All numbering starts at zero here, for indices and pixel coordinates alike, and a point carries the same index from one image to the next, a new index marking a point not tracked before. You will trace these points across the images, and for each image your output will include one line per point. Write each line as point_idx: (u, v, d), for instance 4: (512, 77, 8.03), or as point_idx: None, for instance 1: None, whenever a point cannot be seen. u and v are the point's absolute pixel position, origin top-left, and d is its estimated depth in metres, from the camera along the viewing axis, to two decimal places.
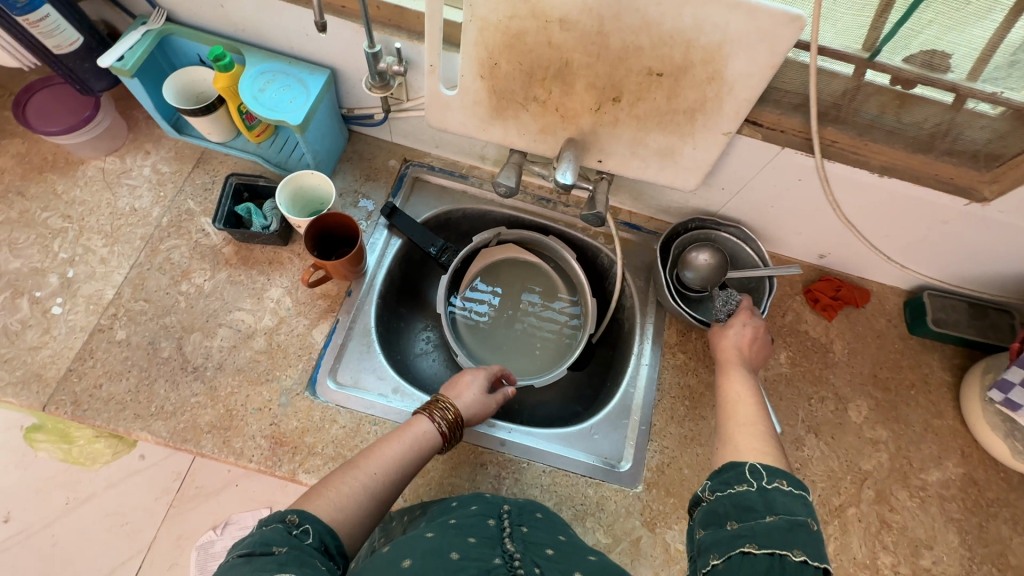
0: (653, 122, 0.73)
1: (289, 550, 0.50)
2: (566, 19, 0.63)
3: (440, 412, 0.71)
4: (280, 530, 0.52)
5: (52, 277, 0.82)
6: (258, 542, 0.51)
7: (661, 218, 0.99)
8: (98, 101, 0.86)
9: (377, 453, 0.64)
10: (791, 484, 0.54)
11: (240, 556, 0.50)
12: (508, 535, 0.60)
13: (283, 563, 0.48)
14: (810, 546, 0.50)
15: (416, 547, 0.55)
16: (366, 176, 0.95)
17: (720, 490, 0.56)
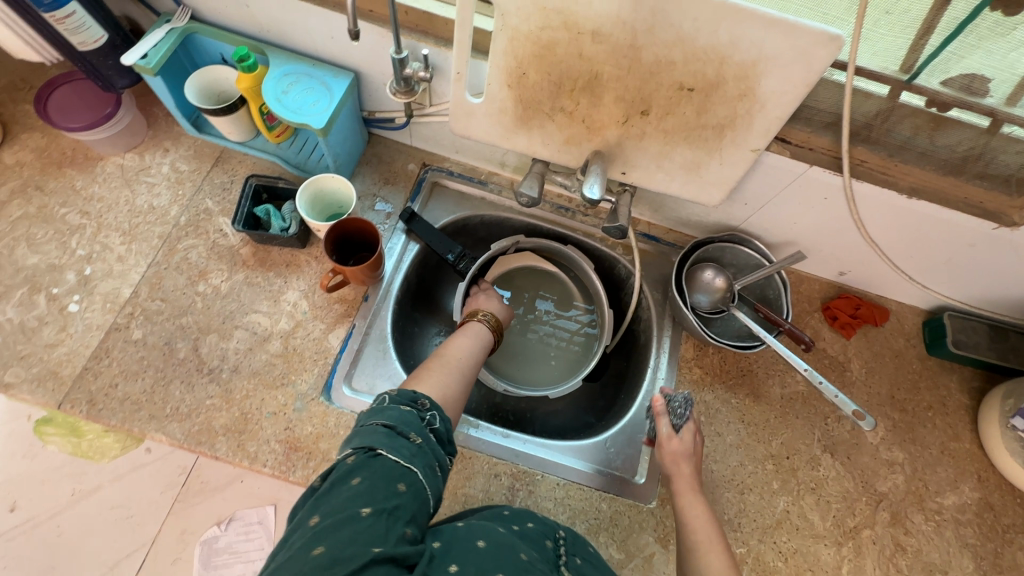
0: (680, 136, 0.72)
1: (421, 442, 0.57)
2: (599, 32, 0.62)
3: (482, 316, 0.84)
4: (417, 418, 0.59)
5: (69, 274, 0.82)
6: (401, 421, 0.57)
7: (680, 230, 0.98)
8: (120, 98, 0.85)
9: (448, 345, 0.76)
10: None
11: (382, 426, 0.57)
12: (564, 563, 0.62)
13: (414, 457, 0.55)
14: None
15: (490, 536, 0.59)
16: (385, 179, 0.94)
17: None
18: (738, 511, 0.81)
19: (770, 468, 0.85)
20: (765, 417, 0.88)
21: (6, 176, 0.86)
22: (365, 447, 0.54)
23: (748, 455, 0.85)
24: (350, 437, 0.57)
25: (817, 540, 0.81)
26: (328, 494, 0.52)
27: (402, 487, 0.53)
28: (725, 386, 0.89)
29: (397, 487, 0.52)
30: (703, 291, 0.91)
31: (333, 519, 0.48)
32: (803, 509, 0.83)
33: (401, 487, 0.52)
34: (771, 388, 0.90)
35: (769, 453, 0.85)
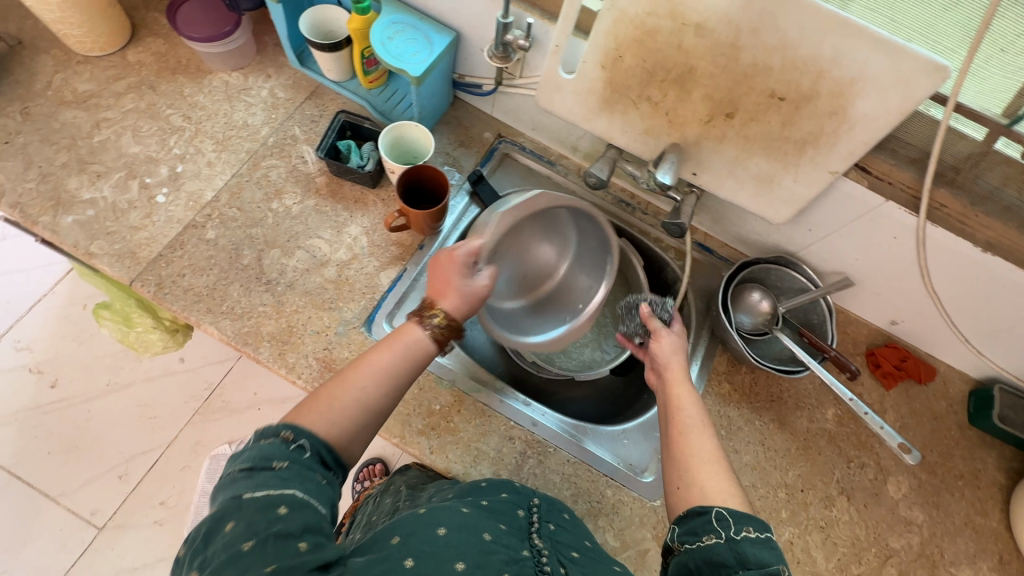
0: (760, 145, 0.72)
1: (290, 466, 0.51)
2: (703, 25, 0.64)
3: (432, 324, 0.67)
4: (278, 447, 0.53)
5: (162, 167, 0.88)
6: (259, 457, 0.51)
7: (734, 246, 0.97)
8: (240, 19, 0.91)
9: (368, 364, 0.62)
10: (758, 531, 0.51)
11: (241, 471, 0.51)
12: (535, 531, 0.63)
13: (286, 483, 0.50)
14: None
15: (452, 516, 0.59)
16: (459, 142, 0.98)
17: (691, 541, 0.53)
18: None
19: (781, 496, 0.83)
20: (785, 446, 0.86)
21: (126, 71, 0.94)
22: (227, 498, 0.49)
23: (762, 479, 0.84)
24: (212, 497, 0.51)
25: None
26: (203, 546, 0.47)
27: (285, 509, 0.48)
28: (751, 406, 0.88)
29: (277, 512, 0.48)
30: (747, 312, 0.90)
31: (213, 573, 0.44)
32: (808, 544, 0.81)
33: (283, 511, 0.48)
34: (798, 419, 0.88)
35: (783, 482, 0.84)
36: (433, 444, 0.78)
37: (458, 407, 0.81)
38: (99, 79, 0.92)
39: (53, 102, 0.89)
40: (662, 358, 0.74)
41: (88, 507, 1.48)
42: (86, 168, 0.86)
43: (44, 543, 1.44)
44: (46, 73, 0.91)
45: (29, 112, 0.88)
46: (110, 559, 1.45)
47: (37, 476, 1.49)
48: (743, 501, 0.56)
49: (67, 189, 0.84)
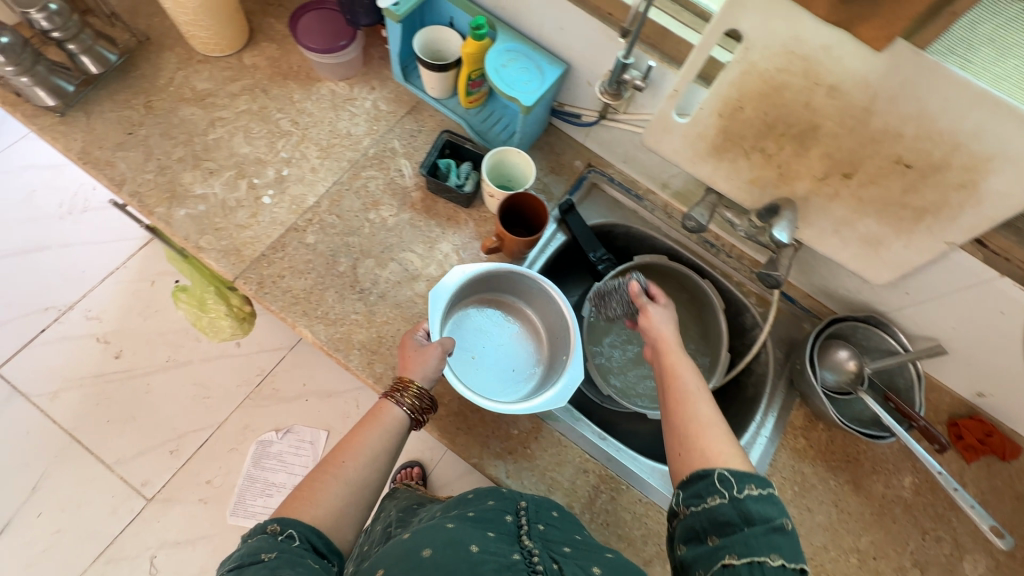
0: (874, 208, 0.72)
1: (278, 555, 0.54)
2: (837, 87, 0.63)
3: (401, 397, 0.73)
4: (267, 539, 0.57)
5: (269, 169, 0.91)
6: (247, 554, 0.55)
7: (818, 299, 0.96)
8: (356, 34, 0.94)
9: (355, 446, 0.68)
10: (759, 486, 0.52)
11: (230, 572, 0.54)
12: (526, 534, 0.64)
13: (275, 570, 0.53)
14: (788, 548, 0.49)
15: (437, 536, 0.59)
16: (550, 168, 0.99)
17: (694, 504, 0.53)
18: None
19: (852, 561, 0.82)
20: (859, 510, 0.85)
21: (241, 73, 0.98)
22: None
23: (833, 540, 0.82)
24: None
25: None
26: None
27: None
28: (827, 465, 0.86)
29: None
30: (831, 369, 0.89)
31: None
32: None
33: None
34: (874, 483, 0.86)
35: (854, 547, 0.82)
36: (510, 468, 0.80)
37: (536, 434, 0.82)
38: (216, 79, 0.97)
39: (173, 97, 0.94)
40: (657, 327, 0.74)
41: (139, 478, 1.53)
42: (200, 164, 0.90)
43: (95, 508, 1.50)
44: (169, 69, 0.96)
45: (151, 106, 0.92)
46: (155, 531, 1.49)
47: (95, 442, 1.55)
48: (745, 455, 0.56)
49: (182, 183, 0.88)
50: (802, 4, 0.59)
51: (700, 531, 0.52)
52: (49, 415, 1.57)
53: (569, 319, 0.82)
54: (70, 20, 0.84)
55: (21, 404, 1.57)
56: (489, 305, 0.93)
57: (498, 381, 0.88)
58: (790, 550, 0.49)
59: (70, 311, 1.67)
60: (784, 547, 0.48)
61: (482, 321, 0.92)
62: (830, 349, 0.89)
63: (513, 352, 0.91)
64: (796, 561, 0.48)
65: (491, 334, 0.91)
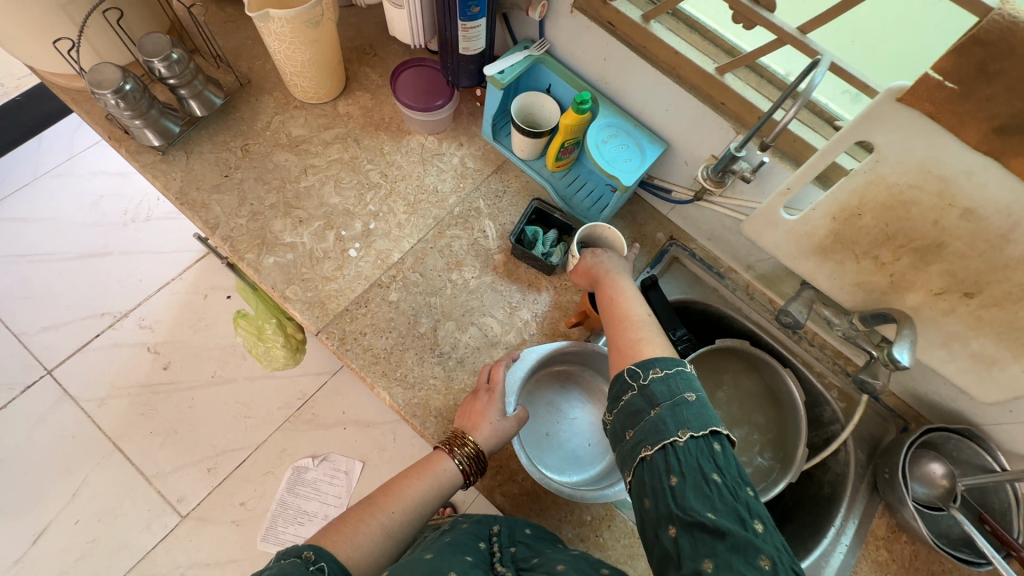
0: (993, 329, 0.68)
1: None
2: (973, 211, 0.61)
3: (460, 453, 0.73)
4: (300, 565, 0.53)
5: (357, 222, 0.92)
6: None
7: (906, 401, 0.92)
8: (454, 95, 0.95)
9: (402, 495, 0.68)
10: (662, 367, 0.58)
11: None
12: (498, 560, 0.63)
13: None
14: (695, 419, 0.54)
15: (416, 569, 0.56)
16: (633, 239, 0.98)
17: (615, 406, 0.60)
18: None
19: None
20: None
21: (335, 121, 0.99)
22: None
23: None
24: None
25: None
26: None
27: None
28: None
29: None
30: (922, 482, 0.85)
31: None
32: None
33: None
34: None
35: None
36: None
37: (609, 522, 0.79)
38: (311, 126, 0.98)
39: (269, 142, 0.96)
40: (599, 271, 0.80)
41: (175, 494, 1.54)
42: (291, 212, 0.91)
43: (130, 520, 1.50)
44: (267, 114, 0.98)
45: (247, 149, 0.94)
46: (186, 550, 1.49)
47: (136, 453, 1.57)
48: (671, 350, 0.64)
49: (272, 230, 0.89)
50: (950, 129, 0.57)
51: (623, 429, 0.58)
52: (96, 421, 1.59)
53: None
54: (187, 68, 0.86)
55: (70, 409, 1.59)
56: (558, 379, 0.90)
57: (573, 457, 0.84)
58: (697, 420, 0.54)
59: (125, 318, 1.71)
60: (691, 421, 0.54)
61: (552, 397, 0.89)
62: (918, 459, 0.86)
63: (585, 428, 0.88)
64: (702, 428, 0.53)
65: (562, 409, 0.88)
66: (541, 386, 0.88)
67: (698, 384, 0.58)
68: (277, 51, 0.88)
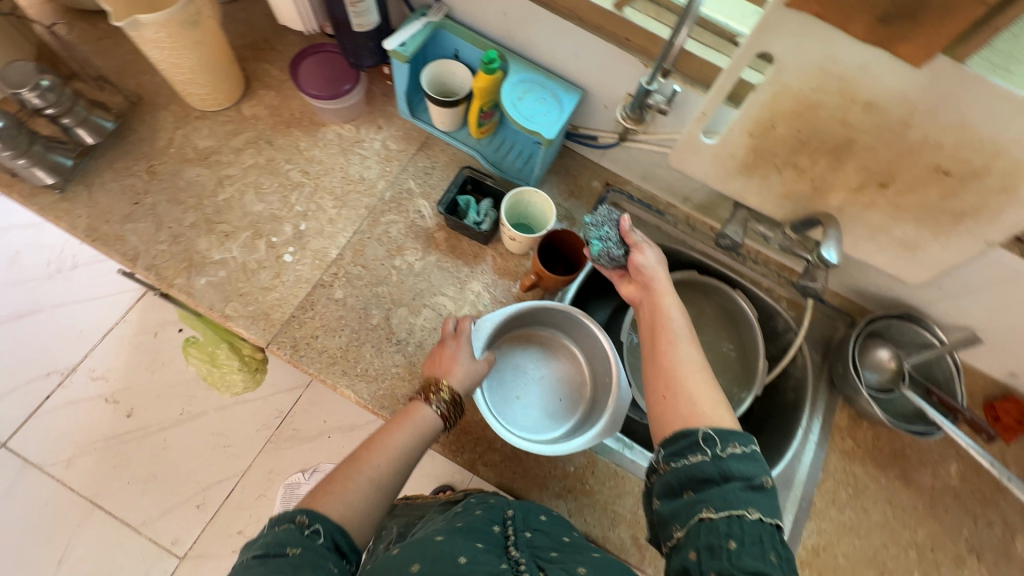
0: (911, 213, 0.72)
1: (303, 553, 0.51)
2: (874, 103, 0.63)
3: (437, 399, 0.71)
4: (294, 531, 0.53)
5: (286, 225, 0.89)
6: (273, 543, 0.52)
7: (849, 298, 0.96)
8: (360, 76, 0.91)
9: (386, 446, 0.66)
10: (742, 446, 0.54)
11: (251, 557, 0.51)
12: (512, 543, 0.63)
13: (297, 568, 0.49)
14: (764, 505, 0.51)
15: (426, 552, 0.57)
16: (569, 192, 0.98)
17: (676, 461, 0.55)
18: None
19: (912, 555, 0.83)
20: (912, 503, 0.86)
21: (243, 126, 0.94)
22: None
23: (892, 538, 0.83)
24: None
25: None
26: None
27: None
28: (876, 463, 0.87)
29: None
30: (873, 368, 0.90)
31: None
32: None
33: None
34: (923, 476, 0.87)
35: (913, 541, 0.84)
36: (570, 506, 0.79)
37: (592, 469, 0.82)
38: (218, 134, 0.93)
39: (176, 159, 0.90)
40: (648, 270, 0.73)
41: (169, 537, 1.50)
42: (214, 228, 0.87)
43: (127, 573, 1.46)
44: (167, 130, 0.92)
45: (154, 171, 0.89)
46: None
47: (118, 505, 1.51)
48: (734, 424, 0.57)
49: (198, 250, 0.85)
50: (839, 26, 0.57)
51: (679, 484, 0.54)
52: (67, 483, 1.52)
53: (608, 344, 0.80)
54: (63, 94, 0.82)
55: (36, 476, 1.52)
56: (522, 342, 0.91)
57: (545, 417, 0.86)
58: (765, 503, 0.51)
59: (74, 374, 1.62)
60: (760, 502, 0.51)
61: (517, 360, 0.89)
62: (867, 349, 0.91)
63: (553, 385, 0.89)
64: (770, 516, 0.51)
65: (530, 371, 0.89)
66: (505, 351, 0.89)
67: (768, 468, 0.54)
68: (159, 60, 0.82)
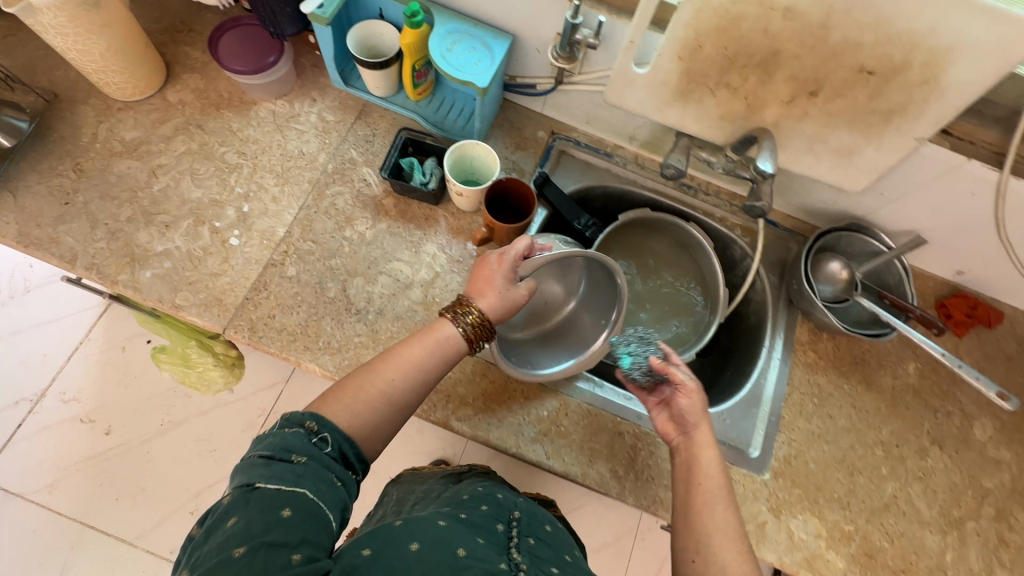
0: (843, 119, 0.73)
1: (307, 463, 0.55)
2: (792, 9, 0.63)
3: (462, 320, 0.70)
4: (301, 439, 0.56)
5: (228, 209, 0.86)
6: (280, 447, 0.55)
7: (800, 218, 0.98)
8: (284, 46, 0.88)
9: (402, 360, 0.66)
10: None
11: (260, 456, 0.54)
12: (514, 545, 0.63)
13: (298, 479, 0.53)
14: None
15: (428, 533, 0.57)
16: (515, 145, 0.97)
17: None
18: (848, 491, 0.83)
19: (879, 454, 0.86)
20: (875, 405, 0.89)
21: (169, 113, 0.91)
22: (243, 484, 0.53)
23: (859, 439, 0.87)
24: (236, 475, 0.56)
25: (923, 526, 0.83)
26: (205, 541, 0.50)
27: (286, 512, 0.50)
28: (838, 372, 0.90)
29: (281, 513, 0.50)
30: (827, 282, 0.92)
31: (204, 566, 0.46)
32: (910, 495, 0.85)
33: (285, 513, 0.50)
34: (883, 378, 0.91)
35: (879, 440, 0.87)
36: (548, 449, 0.80)
37: (565, 411, 0.83)
38: (145, 124, 0.90)
39: (103, 154, 0.87)
40: (691, 415, 0.71)
41: (167, 546, 1.49)
42: (153, 220, 0.84)
43: None
44: (89, 125, 0.88)
45: (81, 168, 0.85)
46: None
47: (109, 523, 1.49)
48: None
49: (139, 243, 0.83)
50: None
51: None
52: (53, 508, 1.49)
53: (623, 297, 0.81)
54: None
55: (20, 505, 1.49)
56: None
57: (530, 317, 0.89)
58: None
59: (44, 399, 1.58)
60: None
61: None
62: (818, 263, 0.93)
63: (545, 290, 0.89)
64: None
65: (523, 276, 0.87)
66: None
67: None
68: (66, 48, 0.79)
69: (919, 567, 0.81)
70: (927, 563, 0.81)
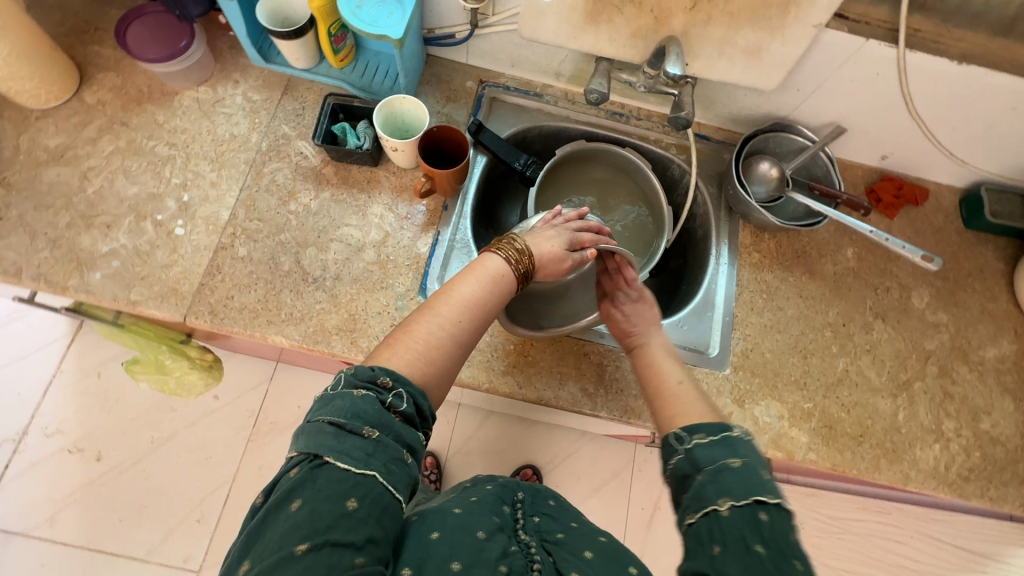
0: (746, 18, 0.76)
1: (380, 437, 0.52)
2: None
3: (509, 252, 0.71)
4: (373, 406, 0.53)
5: (169, 201, 0.86)
6: (351, 415, 0.52)
7: (729, 129, 1.02)
8: (194, 30, 0.88)
9: (456, 299, 0.66)
10: (709, 434, 0.58)
11: (331, 423, 0.52)
12: (521, 527, 0.63)
13: (370, 458, 0.51)
14: (737, 484, 0.53)
15: (444, 521, 0.58)
16: (446, 98, 0.98)
17: (666, 470, 0.60)
18: (804, 373, 0.89)
19: (828, 334, 0.92)
20: (820, 291, 0.95)
21: (90, 115, 0.90)
22: (310, 455, 0.51)
23: (808, 324, 0.92)
24: (298, 436, 0.53)
25: (875, 393, 0.89)
26: (269, 518, 0.49)
27: (352, 503, 0.49)
28: (783, 266, 0.95)
29: (346, 504, 0.49)
30: (760, 183, 0.97)
31: (269, 560, 0.46)
32: (860, 367, 0.91)
33: (351, 504, 0.49)
34: (825, 266, 0.96)
35: (827, 322, 0.93)
36: (519, 379, 0.84)
37: (529, 342, 0.86)
38: (66, 130, 0.88)
39: (29, 165, 0.86)
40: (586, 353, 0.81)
41: (180, 555, 1.51)
42: (93, 223, 0.84)
43: None
44: (10, 138, 0.87)
45: (9, 183, 0.84)
46: None
47: (118, 543, 1.50)
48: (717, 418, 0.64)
49: (83, 247, 0.82)
50: None
51: (677, 495, 0.58)
52: (58, 540, 1.49)
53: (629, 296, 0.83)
54: None
55: (22, 543, 1.48)
56: None
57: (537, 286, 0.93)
58: (738, 485, 0.53)
59: (27, 436, 1.56)
60: (729, 485, 0.53)
61: None
62: (749, 167, 0.97)
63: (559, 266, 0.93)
64: (745, 496, 0.52)
65: None
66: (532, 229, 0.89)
67: (747, 449, 0.56)
68: None
69: (875, 430, 0.87)
70: (882, 425, 0.88)
